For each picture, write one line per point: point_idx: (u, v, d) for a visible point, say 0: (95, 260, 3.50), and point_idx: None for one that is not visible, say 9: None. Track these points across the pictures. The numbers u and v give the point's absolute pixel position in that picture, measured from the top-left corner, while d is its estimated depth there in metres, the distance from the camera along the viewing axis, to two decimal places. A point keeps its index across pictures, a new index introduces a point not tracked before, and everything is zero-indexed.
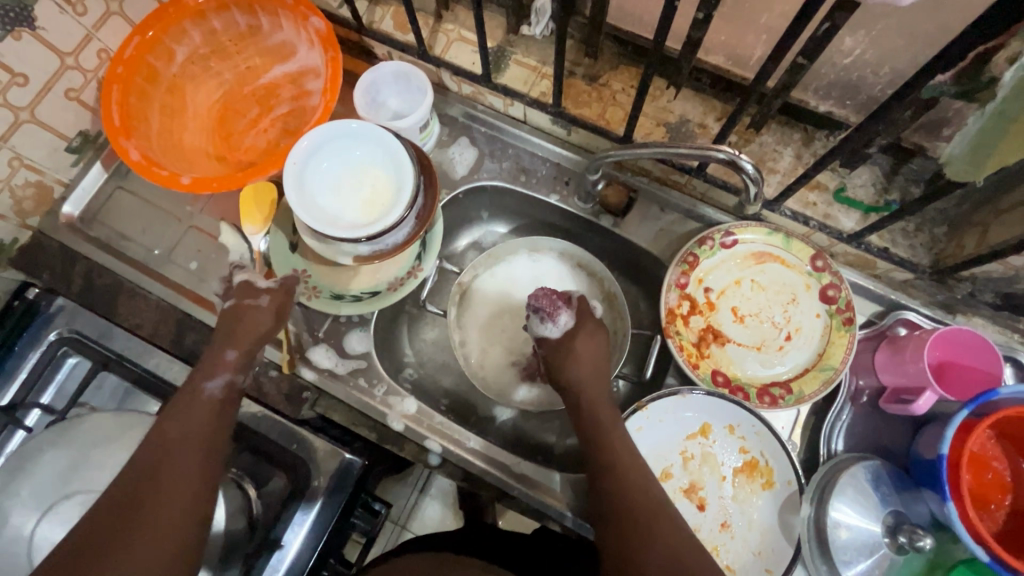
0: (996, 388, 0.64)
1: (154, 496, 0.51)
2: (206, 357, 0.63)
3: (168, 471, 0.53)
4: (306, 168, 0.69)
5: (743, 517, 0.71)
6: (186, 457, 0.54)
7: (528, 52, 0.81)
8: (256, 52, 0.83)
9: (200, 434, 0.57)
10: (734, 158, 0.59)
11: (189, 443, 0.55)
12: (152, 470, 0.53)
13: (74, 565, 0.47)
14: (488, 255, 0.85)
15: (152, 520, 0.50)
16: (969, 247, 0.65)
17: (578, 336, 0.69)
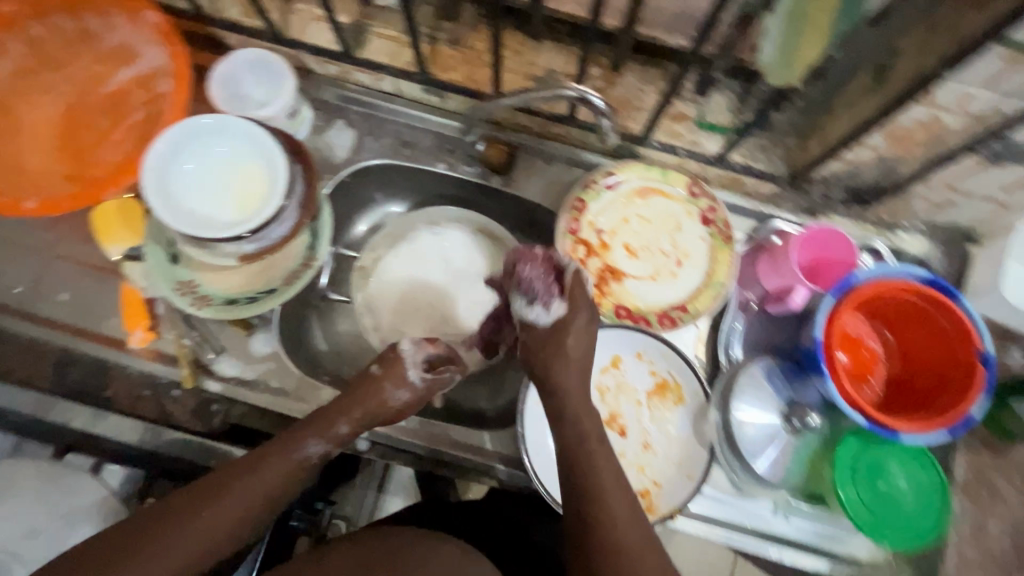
0: (855, 273, 0.72)
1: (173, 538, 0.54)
2: (332, 409, 0.65)
3: (238, 491, 0.58)
4: (170, 172, 0.69)
5: (661, 434, 0.75)
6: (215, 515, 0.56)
7: (387, 23, 0.79)
8: (91, 58, 0.80)
9: (272, 492, 0.60)
10: (583, 93, 0.60)
11: (243, 506, 0.58)
12: (209, 501, 0.57)
13: (150, 526, 0.54)
14: (387, 234, 0.86)
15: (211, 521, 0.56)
16: (815, 151, 0.72)
17: (568, 332, 0.63)
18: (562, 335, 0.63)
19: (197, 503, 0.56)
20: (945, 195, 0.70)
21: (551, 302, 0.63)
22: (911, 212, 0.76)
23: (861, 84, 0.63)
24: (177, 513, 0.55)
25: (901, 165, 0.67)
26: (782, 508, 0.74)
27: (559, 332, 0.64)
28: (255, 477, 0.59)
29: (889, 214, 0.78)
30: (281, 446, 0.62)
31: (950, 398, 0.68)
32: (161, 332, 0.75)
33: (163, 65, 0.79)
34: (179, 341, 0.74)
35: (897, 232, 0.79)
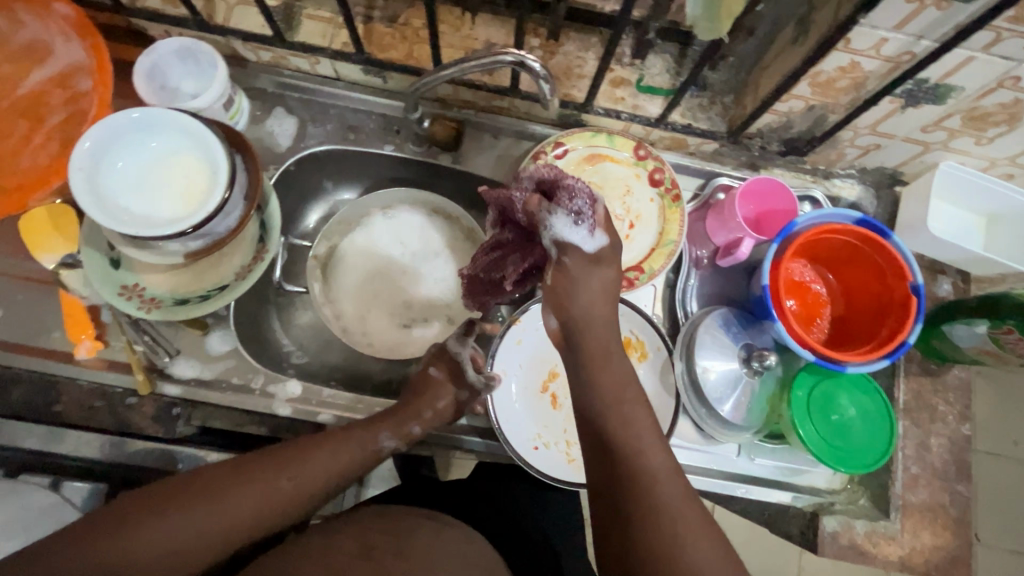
0: (796, 220, 0.75)
1: (231, 503, 0.51)
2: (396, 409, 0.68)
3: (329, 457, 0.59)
4: (101, 172, 0.66)
5: None
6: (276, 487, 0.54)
7: (318, 4, 0.77)
8: (0, 58, 0.75)
9: (329, 479, 0.58)
10: (522, 59, 0.61)
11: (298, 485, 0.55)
12: (269, 471, 0.54)
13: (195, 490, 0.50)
14: (340, 221, 0.84)
15: (264, 484, 0.54)
16: (750, 105, 0.74)
17: (597, 266, 0.56)
18: (600, 266, 0.56)
19: (265, 467, 0.54)
20: (871, 139, 0.74)
21: (596, 225, 0.55)
22: (843, 159, 0.81)
23: (787, 36, 0.65)
24: (238, 477, 0.53)
25: (829, 113, 0.70)
26: (746, 450, 0.78)
27: (596, 263, 0.56)
28: (310, 459, 0.57)
29: (823, 163, 0.82)
30: (332, 435, 0.61)
31: (889, 329, 0.73)
32: (109, 340, 0.72)
33: (81, 61, 0.75)
34: (130, 348, 0.71)
35: (831, 180, 0.84)
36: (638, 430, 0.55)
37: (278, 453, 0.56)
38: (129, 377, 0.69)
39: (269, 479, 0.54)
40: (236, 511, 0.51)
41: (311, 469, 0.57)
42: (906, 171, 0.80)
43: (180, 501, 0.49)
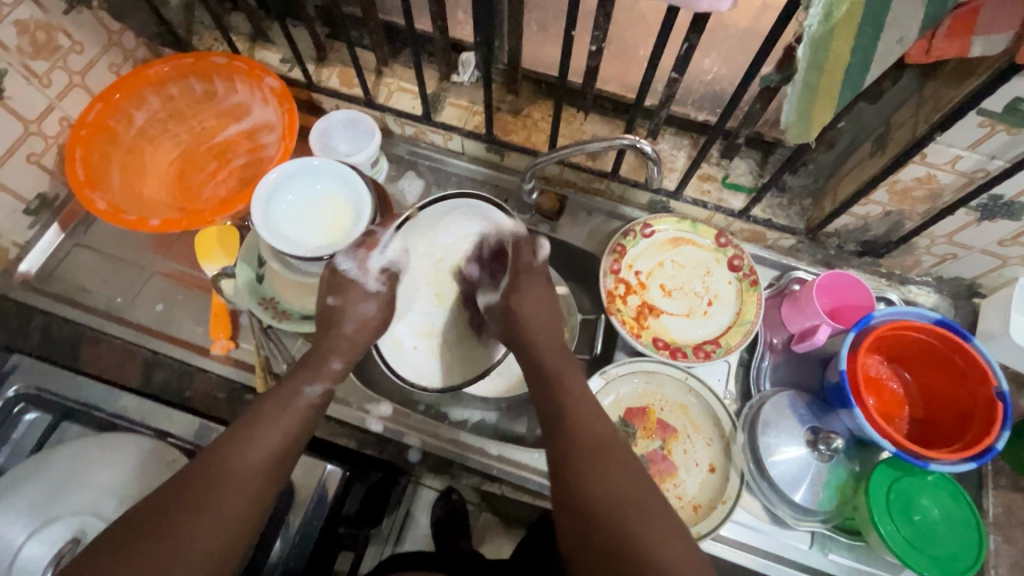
0: (873, 314, 0.79)
1: (236, 485, 0.56)
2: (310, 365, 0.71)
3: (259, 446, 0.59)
4: (272, 201, 0.81)
5: (687, 460, 0.78)
6: (269, 447, 0.60)
7: (460, 95, 0.95)
8: (212, 114, 0.96)
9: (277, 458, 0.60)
10: (635, 143, 0.72)
11: (284, 426, 0.62)
12: (218, 480, 0.55)
13: (183, 495, 0.54)
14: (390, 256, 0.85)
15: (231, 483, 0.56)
16: (827, 207, 0.82)
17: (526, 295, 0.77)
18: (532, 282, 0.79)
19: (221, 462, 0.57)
20: (947, 249, 0.80)
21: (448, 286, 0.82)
22: (919, 266, 0.86)
23: (865, 151, 0.75)
24: (225, 465, 0.57)
25: (906, 219, 0.77)
26: (819, 543, 0.76)
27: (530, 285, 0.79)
28: (280, 410, 0.64)
29: (899, 268, 0.87)
30: (251, 421, 0.62)
31: (973, 434, 0.73)
32: (240, 341, 0.83)
33: (271, 121, 0.94)
34: (256, 351, 0.81)
35: (907, 285, 0.89)
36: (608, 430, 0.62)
37: (244, 431, 0.60)
38: (250, 374, 0.79)
39: (263, 437, 0.60)
40: (236, 490, 0.56)
41: (290, 413, 0.65)
42: (985, 284, 0.84)
43: (169, 511, 0.52)
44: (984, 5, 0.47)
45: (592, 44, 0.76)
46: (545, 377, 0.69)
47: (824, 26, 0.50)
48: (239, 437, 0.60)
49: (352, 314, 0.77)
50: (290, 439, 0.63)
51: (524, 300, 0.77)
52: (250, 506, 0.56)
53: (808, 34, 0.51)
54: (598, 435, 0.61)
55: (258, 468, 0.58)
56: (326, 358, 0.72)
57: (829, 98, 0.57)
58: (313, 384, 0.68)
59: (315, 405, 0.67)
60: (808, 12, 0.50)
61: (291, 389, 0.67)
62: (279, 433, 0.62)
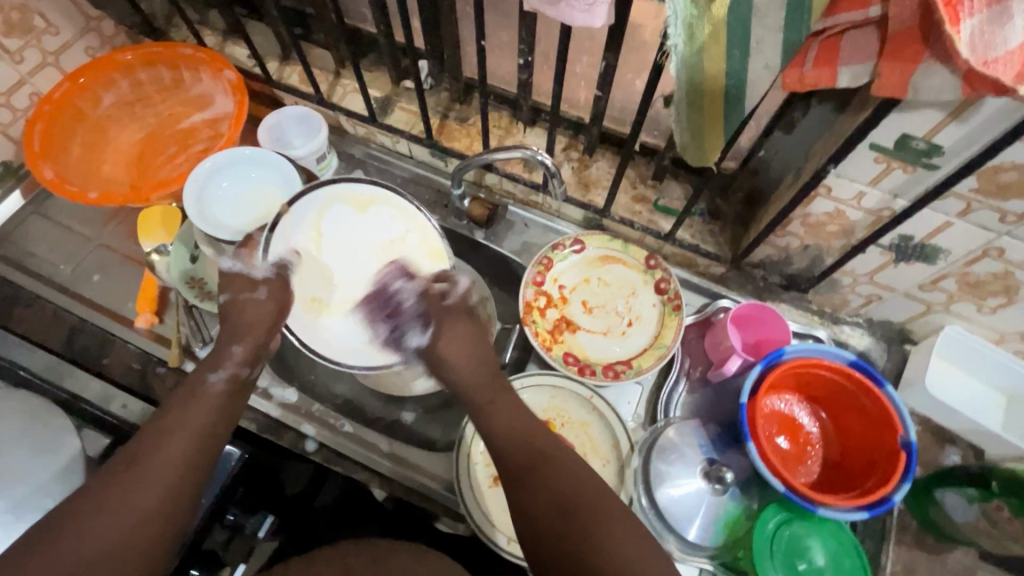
0: (785, 349, 0.77)
1: (147, 481, 0.54)
2: (214, 351, 0.67)
3: (158, 448, 0.56)
4: (208, 186, 0.84)
5: None
6: (185, 439, 0.57)
7: (411, 100, 0.98)
8: (178, 101, 1.01)
9: (186, 454, 0.57)
10: (530, 154, 0.76)
11: (198, 413, 0.60)
12: (119, 481, 0.53)
13: (83, 501, 0.52)
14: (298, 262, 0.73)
15: (130, 483, 0.53)
16: (750, 235, 0.81)
17: (443, 338, 0.71)
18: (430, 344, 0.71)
19: (118, 468, 0.54)
20: (871, 289, 0.77)
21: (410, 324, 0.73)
22: (848, 306, 0.83)
23: (786, 182, 0.74)
24: (133, 464, 0.54)
25: (825, 255, 0.75)
26: None
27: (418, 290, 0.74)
28: (190, 402, 0.61)
29: (829, 306, 0.85)
30: (164, 413, 0.59)
31: (874, 482, 0.70)
32: (165, 318, 0.86)
33: (228, 111, 0.98)
34: (177, 328, 0.84)
35: (840, 325, 0.85)
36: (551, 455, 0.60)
37: (156, 428, 0.58)
38: (165, 349, 0.82)
39: (177, 430, 0.58)
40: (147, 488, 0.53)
41: (203, 400, 0.62)
42: (915, 330, 0.81)
43: (74, 516, 0.51)
44: (844, 34, 0.47)
45: (520, 56, 0.78)
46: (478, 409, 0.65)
47: (691, 47, 0.50)
48: (150, 435, 0.57)
49: (243, 302, 0.70)
50: (209, 428, 0.60)
51: (440, 344, 0.71)
52: (165, 501, 0.54)
53: (675, 53, 0.51)
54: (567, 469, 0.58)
55: (170, 463, 0.55)
56: (228, 346, 0.67)
57: (715, 120, 0.57)
58: (217, 371, 0.65)
59: (230, 390, 0.64)
60: (671, 32, 0.50)
61: (199, 378, 0.64)
62: (194, 425, 0.59)
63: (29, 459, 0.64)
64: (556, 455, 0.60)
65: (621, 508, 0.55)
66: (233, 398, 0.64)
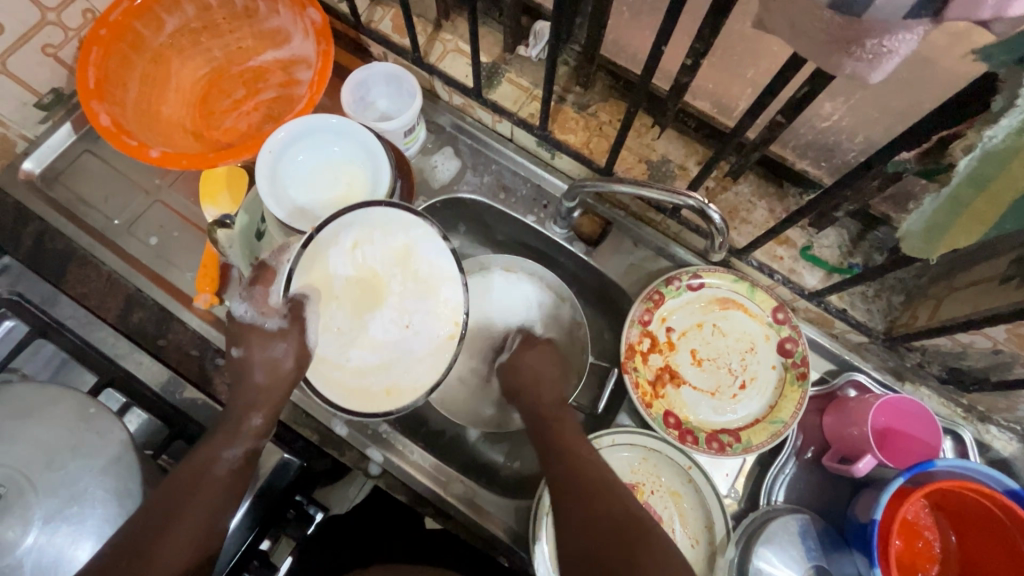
0: (935, 460, 0.65)
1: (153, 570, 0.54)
2: (229, 421, 0.65)
3: (163, 540, 0.56)
4: (283, 158, 0.72)
5: None
6: (190, 525, 0.57)
7: (522, 72, 0.81)
8: (249, 34, 0.85)
9: (193, 540, 0.57)
10: (702, 205, 0.59)
11: (210, 496, 0.60)
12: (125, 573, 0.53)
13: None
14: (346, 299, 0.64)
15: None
16: (921, 319, 0.68)
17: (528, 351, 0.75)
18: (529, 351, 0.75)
19: (119, 559, 0.54)
20: None
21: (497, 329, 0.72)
22: (1010, 411, 0.71)
23: (995, 272, 0.59)
24: (141, 550, 0.54)
25: (1016, 364, 0.62)
26: None
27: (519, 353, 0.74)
28: (202, 479, 0.61)
29: (984, 405, 0.72)
30: (178, 489, 0.59)
31: None
32: (224, 298, 0.78)
33: (308, 56, 0.83)
34: None
35: (987, 426, 0.73)
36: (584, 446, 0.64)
37: (162, 507, 0.57)
38: (225, 339, 0.74)
39: (185, 516, 0.57)
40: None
41: (212, 482, 0.61)
42: None
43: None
44: None
45: (687, 56, 0.61)
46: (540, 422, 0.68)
47: (1010, 145, 0.36)
48: (159, 515, 0.57)
49: (262, 361, 0.65)
50: (217, 506, 0.60)
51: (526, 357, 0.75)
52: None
53: (985, 145, 0.37)
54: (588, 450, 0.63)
55: (179, 552, 0.56)
56: (244, 417, 0.65)
57: (977, 223, 0.42)
58: (232, 447, 0.63)
59: (237, 469, 0.63)
60: (998, 119, 0.36)
61: (208, 455, 0.62)
62: (202, 513, 0.59)
63: (83, 472, 0.58)
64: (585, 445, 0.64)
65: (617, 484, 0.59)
66: (244, 477, 0.64)
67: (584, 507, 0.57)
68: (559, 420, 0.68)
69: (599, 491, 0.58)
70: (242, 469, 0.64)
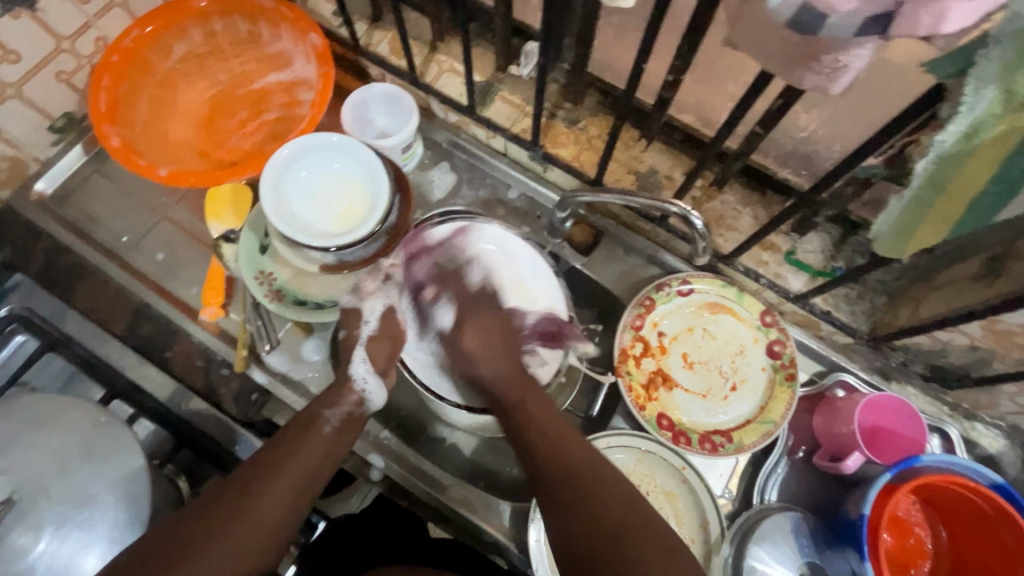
0: (920, 455, 0.67)
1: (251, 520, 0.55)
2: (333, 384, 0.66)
3: (264, 489, 0.57)
4: (286, 175, 0.75)
5: None
6: (289, 482, 0.58)
7: (514, 90, 0.85)
8: (253, 58, 0.89)
9: (289, 502, 0.58)
10: (685, 213, 0.62)
11: (312, 456, 0.60)
12: (226, 519, 0.55)
13: (197, 526, 0.55)
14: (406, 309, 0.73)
15: (237, 528, 0.55)
16: (902, 318, 0.70)
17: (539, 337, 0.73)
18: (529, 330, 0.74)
19: (224, 502, 0.56)
20: None
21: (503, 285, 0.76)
22: (993, 407, 0.73)
23: (968, 271, 0.62)
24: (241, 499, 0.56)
25: (994, 359, 0.65)
26: None
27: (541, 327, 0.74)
28: (304, 437, 0.61)
29: (969, 402, 0.75)
30: (288, 441, 0.60)
31: None
32: (230, 311, 0.80)
33: (309, 78, 0.87)
34: (243, 325, 0.78)
35: (973, 423, 0.75)
36: (565, 441, 0.61)
37: (268, 460, 0.59)
38: (231, 350, 0.76)
39: (286, 469, 0.59)
40: (252, 530, 0.55)
41: (316, 440, 0.61)
42: None
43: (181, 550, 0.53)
44: None
45: (669, 72, 0.65)
46: (504, 407, 0.66)
47: (962, 147, 0.38)
48: (260, 467, 0.58)
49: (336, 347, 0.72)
50: (312, 471, 0.60)
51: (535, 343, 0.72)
52: (268, 541, 0.56)
53: (936, 151, 0.39)
54: (563, 428, 0.63)
55: (272, 510, 0.57)
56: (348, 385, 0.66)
57: (942, 223, 0.44)
58: (333, 410, 0.64)
59: (341, 428, 0.64)
60: (945, 125, 0.38)
61: (314, 412, 0.63)
62: (301, 469, 0.59)
63: (94, 479, 0.59)
64: (566, 424, 0.64)
65: (602, 473, 0.59)
66: (348, 437, 0.64)
67: (579, 511, 0.56)
68: (535, 389, 0.67)
69: (573, 484, 0.58)
70: (345, 432, 0.64)
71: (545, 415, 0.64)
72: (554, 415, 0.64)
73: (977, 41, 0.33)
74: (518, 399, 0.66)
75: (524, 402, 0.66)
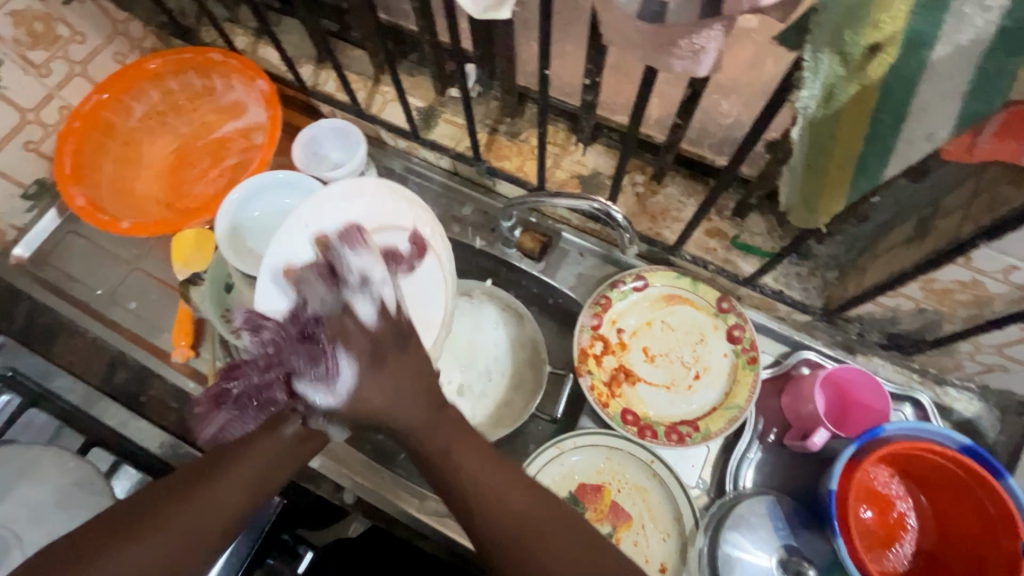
0: (885, 425, 0.67)
1: (178, 527, 0.50)
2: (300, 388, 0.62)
3: (208, 488, 0.52)
4: (240, 215, 0.78)
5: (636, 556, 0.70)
6: (240, 480, 0.54)
7: (456, 111, 0.88)
8: (210, 110, 0.94)
9: (241, 504, 0.53)
10: (605, 208, 0.65)
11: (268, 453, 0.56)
12: (161, 516, 0.50)
13: (124, 525, 0.49)
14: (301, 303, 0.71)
15: (175, 523, 0.50)
16: (851, 289, 0.70)
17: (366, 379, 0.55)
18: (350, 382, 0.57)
19: (157, 504, 0.50)
20: (997, 360, 0.66)
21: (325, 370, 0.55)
22: (960, 369, 0.72)
23: (903, 234, 0.62)
24: (180, 498, 0.51)
25: (944, 320, 0.65)
26: None
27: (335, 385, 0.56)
28: (263, 435, 0.57)
29: (936, 366, 0.74)
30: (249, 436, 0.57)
31: None
32: (200, 350, 0.84)
33: (263, 122, 0.91)
34: (212, 362, 0.80)
35: (945, 387, 0.74)
36: (495, 468, 0.52)
37: (220, 457, 0.55)
38: (202, 388, 0.79)
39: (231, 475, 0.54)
40: (196, 520, 0.50)
41: (273, 439, 0.57)
42: None
43: (104, 539, 0.48)
44: None
45: (586, 76, 0.67)
46: (426, 460, 0.54)
47: (825, 111, 0.39)
48: (210, 464, 0.54)
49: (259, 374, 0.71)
50: (272, 469, 0.56)
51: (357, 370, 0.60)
52: (202, 545, 0.50)
53: (803, 116, 0.40)
54: (501, 473, 0.52)
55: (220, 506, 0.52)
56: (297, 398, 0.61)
57: (838, 188, 0.44)
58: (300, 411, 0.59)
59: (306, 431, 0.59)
60: (803, 92, 0.39)
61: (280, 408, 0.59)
62: (260, 467, 0.55)
63: (67, 523, 0.61)
64: (504, 472, 0.52)
65: (559, 525, 0.50)
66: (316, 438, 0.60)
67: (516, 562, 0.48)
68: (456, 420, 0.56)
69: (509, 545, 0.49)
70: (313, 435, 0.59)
71: (478, 454, 0.53)
72: (497, 464, 0.53)
73: (808, 10, 0.35)
74: (424, 441, 0.54)
75: (445, 437, 0.54)
